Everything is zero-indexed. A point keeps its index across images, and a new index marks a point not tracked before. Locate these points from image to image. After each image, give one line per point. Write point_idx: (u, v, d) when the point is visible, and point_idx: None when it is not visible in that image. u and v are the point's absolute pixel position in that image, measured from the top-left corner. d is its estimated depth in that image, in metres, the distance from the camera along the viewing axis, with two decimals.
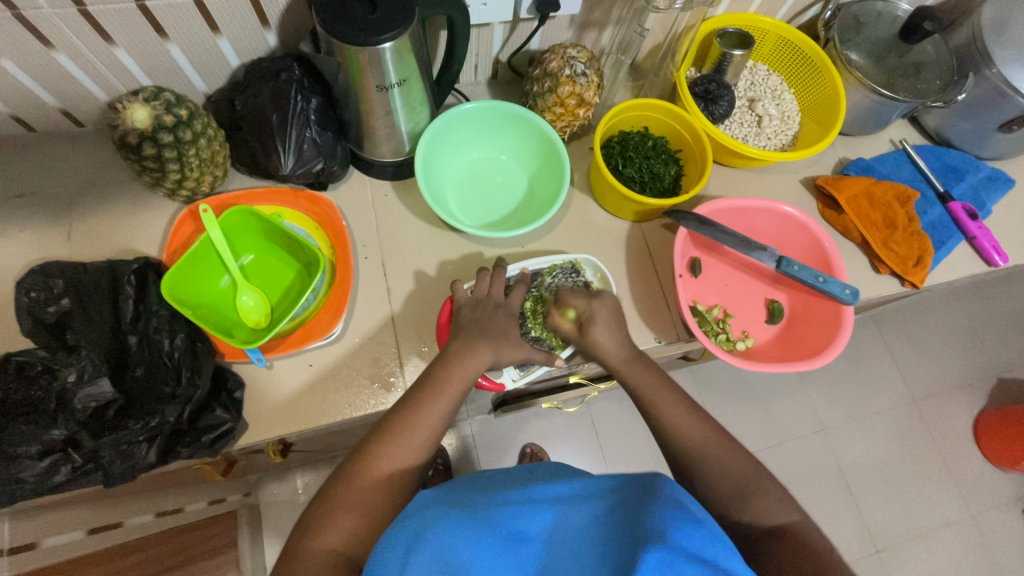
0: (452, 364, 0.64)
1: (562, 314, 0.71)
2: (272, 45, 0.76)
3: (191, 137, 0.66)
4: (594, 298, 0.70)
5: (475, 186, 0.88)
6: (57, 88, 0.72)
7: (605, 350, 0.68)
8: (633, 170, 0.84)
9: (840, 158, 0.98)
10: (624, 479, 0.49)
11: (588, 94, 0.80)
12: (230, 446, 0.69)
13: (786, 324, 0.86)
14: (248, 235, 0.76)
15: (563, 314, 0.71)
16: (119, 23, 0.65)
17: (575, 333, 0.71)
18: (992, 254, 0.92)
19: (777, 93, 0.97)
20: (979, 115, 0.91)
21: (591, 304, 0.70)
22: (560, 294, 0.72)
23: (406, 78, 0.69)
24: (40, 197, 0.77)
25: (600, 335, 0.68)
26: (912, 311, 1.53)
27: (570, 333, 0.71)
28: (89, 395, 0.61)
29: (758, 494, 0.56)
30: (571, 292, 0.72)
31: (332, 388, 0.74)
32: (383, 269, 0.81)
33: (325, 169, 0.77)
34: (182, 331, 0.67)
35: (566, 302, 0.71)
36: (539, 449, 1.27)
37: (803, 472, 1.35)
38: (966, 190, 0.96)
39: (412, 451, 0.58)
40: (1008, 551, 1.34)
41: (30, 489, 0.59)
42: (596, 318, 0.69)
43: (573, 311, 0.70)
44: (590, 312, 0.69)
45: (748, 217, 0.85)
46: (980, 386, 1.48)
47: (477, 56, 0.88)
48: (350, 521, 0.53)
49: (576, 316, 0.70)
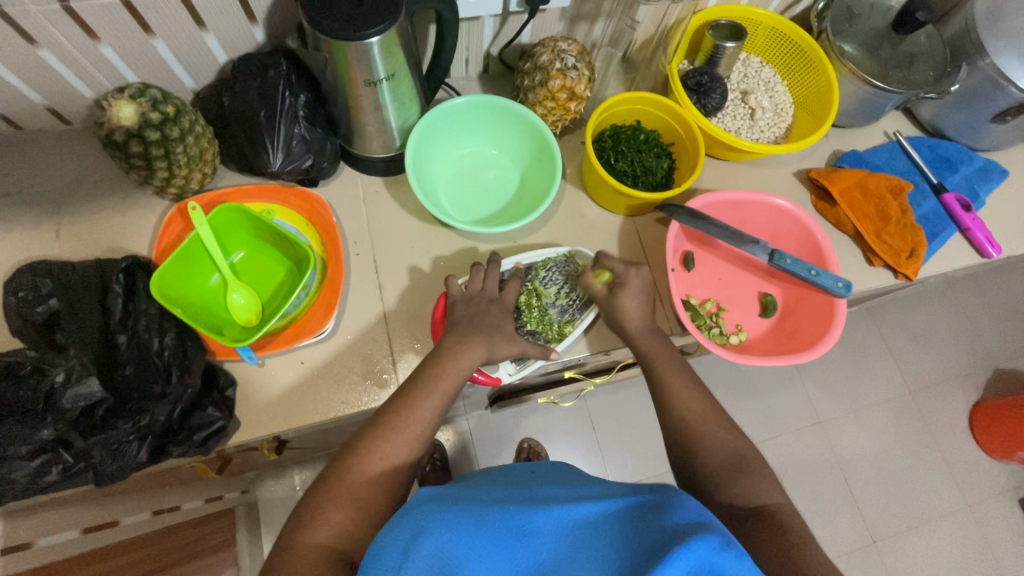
0: (446, 358, 0.64)
1: (597, 273, 0.73)
2: (260, 40, 0.76)
3: (179, 134, 0.65)
4: (634, 266, 0.71)
5: (467, 182, 0.88)
6: (43, 86, 0.71)
7: (627, 315, 0.69)
8: (625, 164, 0.83)
9: (833, 150, 0.97)
10: (633, 488, 0.49)
11: (579, 88, 0.79)
12: (222, 445, 0.69)
13: (780, 317, 0.86)
14: (238, 232, 0.75)
15: (598, 274, 0.73)
16: (104, 19, 0.64)
17: (602, 296, 0.72)
18: (985, 245, 0.92)
19: (771, 86, 0.96)
20: (973, 106, 0.91)
21: (629, 271, 0.71)
22: (602, 254, 0.73)
23: (394, 73, 0.68)
24: (29, 196, 0.76)
25: (627, 301, 0.69)
26: (907, 303, 1.53)
27: (598, 294, 0.72)
28: (77, 395, 0.60)
29: (751, 485, 0.57)
30: (613, 258, 0.73)
31: (324, 385, 0.74)
32: (375, 265, 0.81)
33: (315, 165, 0.77)
34: (172, 329, 0.67)
35: (606, 263, 0.72)
36: (536, 444, 1.26)
37: (799, 464, 1.35)
38: (960, 181, 0.96)
39: (406, 446, 0.58)
40: (1004, 541, 1.35)
41: (22, 489, 0.60)
42: (628, 283, 0.70)
43: (609, 273, 0.72)
44: (625, 277, 0.71)
45: (740, 210, 0.85)
46: (975, 376, 1.49)
47: (467, 50, 0.87)
48: (342, 515, 0.53)
49: (611, 277, 0.71)
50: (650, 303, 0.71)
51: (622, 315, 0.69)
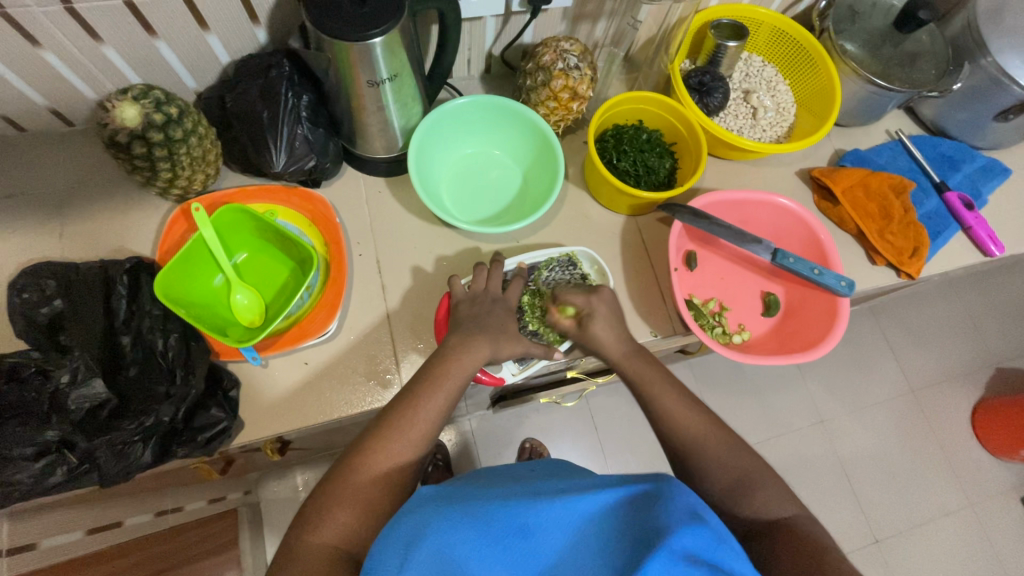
0: (450, 359, 0.64)
1: (562, 311, 0.70)
2: (262, 41, 0.76)
3: (182, 135, 0.65)
4: (592, 294, 0.70)
5: (470, 182, 0.88)
6: (46, 87, 0.71)
7: (605, 344, 0.68)
8: (627, 164, 0.83)
9: (836, 149, 0.97)
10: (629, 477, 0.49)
11: (582, 87, 0.79)
12: (226, 446, 0.69)
13: (782, 316, 0.86)
14: (241, 233, 0.75)
15: (562, 311, 0.70)
16: (107, 20, 0.64)
17: (574, 330, 0.70)
18: (988, 244, 0.92)
19: (772, 85, 0.96)
20: (976, 105, 0.91)
21: (591, 300, 0.69)
22: (559, 291, 0.71)
23: (397, 73, 0.68)
24: (32, 198, 0.76)
25: (600, 330, 0.67)
26: (909, 302, 1.53)
27: (570, 330, 0.70)
28: (82, 396, 0.61)
29: (756, 483, 0.57)
30: (569, 289, 0.71)
31: (328, 385, 0.74)
32: (378, 266, 0.81)
33: (318, 166, 0.77)
34: (175, 330, 0.67)
35: (565, 299, 0.70)
36: (538, 444, 1.26)
37: (801, 463, 1.35)
38: (963, 179, 0.96)
39: (411, 446, 0.58)
40: (1006, 540, 1.35)
41: (25, 490, 0.59)
42: (595, 313, 0.68)
43: (572, 307, 0.70)
44: (590, 308, 0.69)
45: (742, 209, 0.85)
46: (977, 375, 1.49)
47: (469, 50, 0.87)
48: (348, 516, 0.53)
49: (576, 311, 0.69)
50: (621, 320, 0.70)
51: (599, 344, 0.68)
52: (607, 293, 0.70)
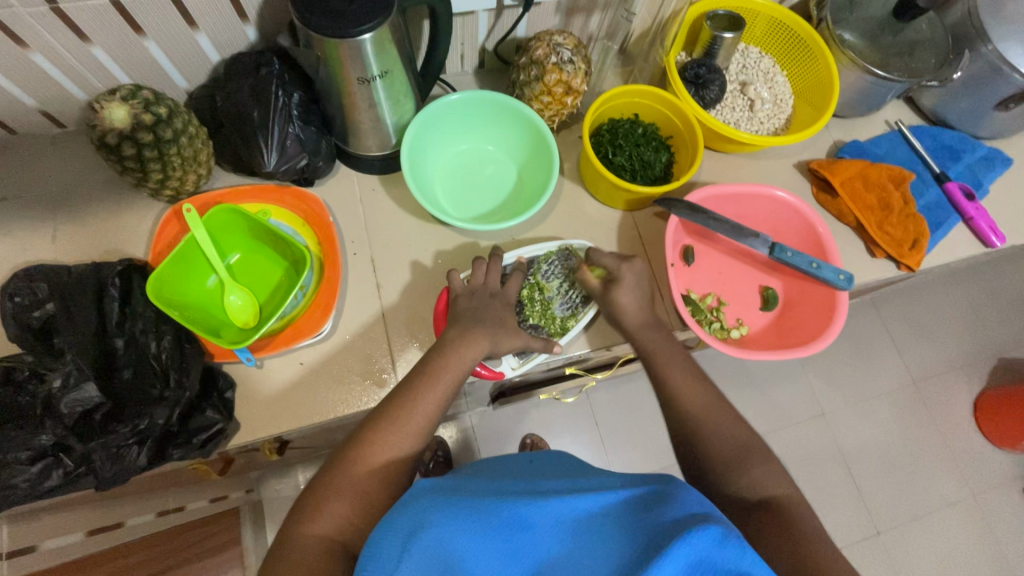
0: (447, 352, 0.63)
1: (590, 270, 0.73)
2: (252, 39, 0.75)
3: (172, 135, 0.64)
4: (625, 260, 0.71)
5: (465, 178, 0.87)
6: (34, 89, 0.71)
7: (625, 314, 0.69)
8: (623, 158, 0.82)
9: (835, 140, 0.96)
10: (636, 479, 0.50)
11: (576, 81, 0.78)
12: (222, 446, 0.69)
13: (781, 310, 0.85)
14: (234, 233, 0.75)
15: (592, 270, 0.73)
16: (92, 18, 0.63)
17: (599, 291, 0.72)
18: (990, 234, 0.91)
19: (770, 76, 0.95)
20: (976, 94, 0.90)
21: (622, 266, 0.71)
22: (595, 251, 0.73)
23: (388, 70, 0.67)
24: (27, 199, 0.76)
25: (625, 296, 0.69)
26: (911, 293, 1.52)
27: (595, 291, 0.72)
28: (75, 400, 0.61)
29: (758, 473, 0.56)
30: (603, 251, 0.73)
31: (323, 385, 0.74)
32: (373, 264, 0.80)
33: (311, 165, 0.77)
34: (169, 332, 0.66)
35: (598, 261, 0.73)
36: (539, 439, 1.27)
37: (802, 456, 1.34)
38: (963, 170, 0.95)
39: (408, 438, 0.57)
40: (1008, 530, 1.35)
41: (22, 494, 0.59)
42: (622, 279, 0.70)
43: (603, 270, 0.72)
44: (618, 273, 0.71)
45: (741, 203, 0.84)
46: (979, 365, 1.48)
47: (463, 45, 0.86)
48: (344, 507, 0.53)
49: (604, 273, 0.72)
50: (647, 294, 0.71)
51: None
52: (640, 264, 0.72)
